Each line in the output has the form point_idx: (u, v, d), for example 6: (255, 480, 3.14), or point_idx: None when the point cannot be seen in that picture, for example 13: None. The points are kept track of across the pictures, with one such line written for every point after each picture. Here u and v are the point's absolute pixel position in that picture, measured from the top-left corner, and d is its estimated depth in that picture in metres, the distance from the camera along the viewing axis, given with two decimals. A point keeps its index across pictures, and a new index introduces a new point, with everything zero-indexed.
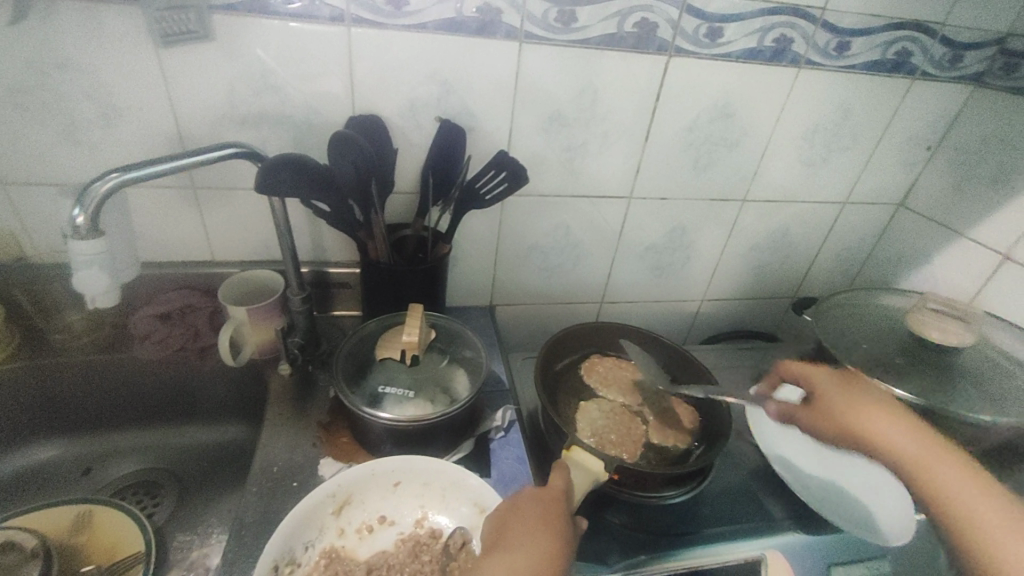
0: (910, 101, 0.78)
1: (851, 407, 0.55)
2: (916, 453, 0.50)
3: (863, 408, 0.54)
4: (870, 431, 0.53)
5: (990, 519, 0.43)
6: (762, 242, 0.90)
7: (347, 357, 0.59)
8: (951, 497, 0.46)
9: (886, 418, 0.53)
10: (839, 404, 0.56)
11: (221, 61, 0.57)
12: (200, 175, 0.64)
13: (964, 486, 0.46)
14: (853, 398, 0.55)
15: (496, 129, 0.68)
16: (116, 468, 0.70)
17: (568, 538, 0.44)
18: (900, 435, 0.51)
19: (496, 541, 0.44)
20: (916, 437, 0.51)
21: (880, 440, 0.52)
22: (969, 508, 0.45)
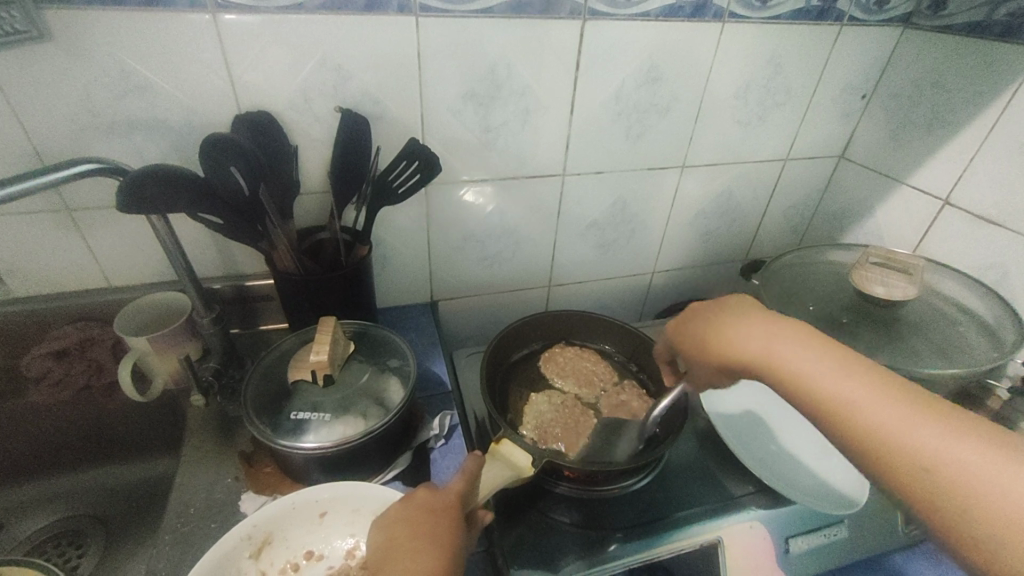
0: (840, 50, 0.75)
1: (738, 330, 0.43)
2: (853, 389, 0.37)
3: (750, 328, 0.43)
4: (765, 353, 0.41)
5: (965, 460, 0.32)
6: (707, 208, 0.87)
7: (258, 384, 0.54)
8: (915, 442, 0.34)
9: (796, 338, 0.41)
10: (724, 332, 0.44)
11: (68, 64, 0.50)
12: (70, 193, 0.57)
13: (931, 426, 0.34)
14: (741, 320, 0.44)
15: (405, 114, 0.63)
16: (30, 522, 0.63)
17: (465, 544, 0.41)
18: (829, 367, 0.39)
19: (382, 562, 0.39)
20: (844, 362, 0.39)
21: (799, 371, 0.39)
22: (936, 450, 0.33)
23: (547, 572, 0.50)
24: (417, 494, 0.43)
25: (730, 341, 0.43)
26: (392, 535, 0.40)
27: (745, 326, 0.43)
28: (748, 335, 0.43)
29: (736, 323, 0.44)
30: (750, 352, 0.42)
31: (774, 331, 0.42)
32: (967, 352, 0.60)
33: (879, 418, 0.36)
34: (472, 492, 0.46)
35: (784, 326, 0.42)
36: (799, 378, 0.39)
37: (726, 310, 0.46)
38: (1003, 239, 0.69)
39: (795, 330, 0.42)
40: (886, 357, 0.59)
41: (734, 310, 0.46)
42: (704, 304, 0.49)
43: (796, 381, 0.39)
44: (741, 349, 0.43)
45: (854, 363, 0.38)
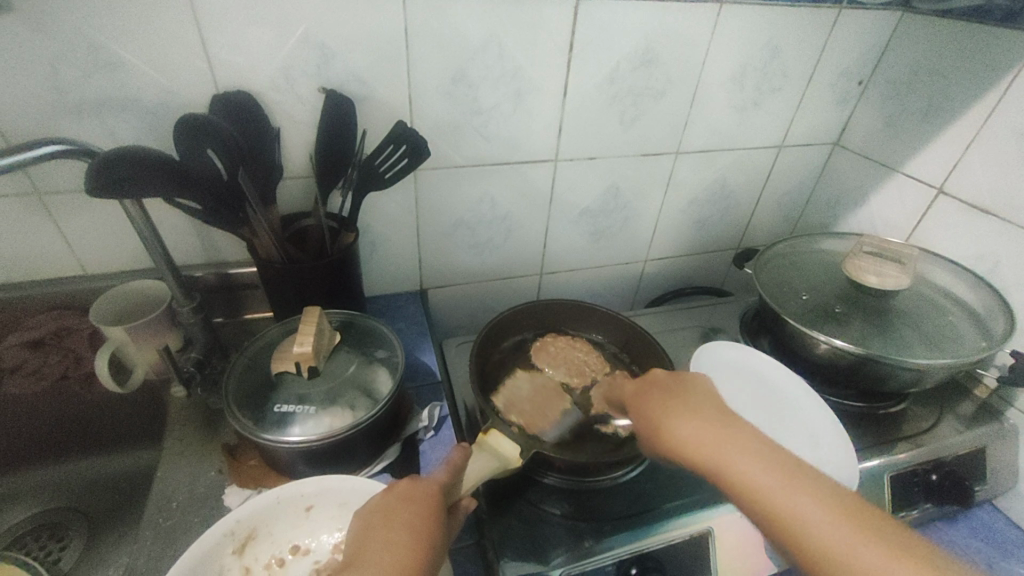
0: (838, 34, 0.73)
1: (689, 426, 0.43)
2: (818, 520, 0.36)
3: (702, 426, 0.43)
4: (712, 456, 0.41)
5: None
6: (702, 195, 0.86)
7: (240, 375, 0.52)
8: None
9: (744, 447, 0.40)
10: (677, 424, 0.44)
11: (33, 37, 0.48)
12: (38, 176, 0.54)
13: (880, 552, 0.34)
14: (693, 417, 0.44)
15: (393, 96, 0.61)
16: (10, 516, 0.62)
17: (444, 536, 0.40)
18: (780, 485, 0.38)
19: (358, 553, 0.37)
20: (791, 474, 0.39)
21: (752, 487, 0.39)
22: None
23: (536, 565, 0.49)
24: (399, 484, 0.41)
25: (683, 442, 0.43)
26: (368, 525, 0.39)
27: (691, 423, 0.43)
28: (700, 436, 0.42)
29: (681, 419, 0.44)
30: (701, 456, 0.42)
31: (728, 438, 0.41)
32: (958, 343, 0.60)
33: (824, 538, 0.36)
34: (454, 483, 0.44)
35: (732, 426, 0.42)
36: (747, 489, 0.39)
37: (682, 398, 0.46)
38: (996, 228, 0.69)
39: (745, 438, 0.41)
40: (879, 348, 0.59)
41: (685, 404, 0.45)
42: (664, 384, 0.49)
43: (744, 489, 0.39)
44: (692, 453, 0.42)
45: (799, 477, 0.38)
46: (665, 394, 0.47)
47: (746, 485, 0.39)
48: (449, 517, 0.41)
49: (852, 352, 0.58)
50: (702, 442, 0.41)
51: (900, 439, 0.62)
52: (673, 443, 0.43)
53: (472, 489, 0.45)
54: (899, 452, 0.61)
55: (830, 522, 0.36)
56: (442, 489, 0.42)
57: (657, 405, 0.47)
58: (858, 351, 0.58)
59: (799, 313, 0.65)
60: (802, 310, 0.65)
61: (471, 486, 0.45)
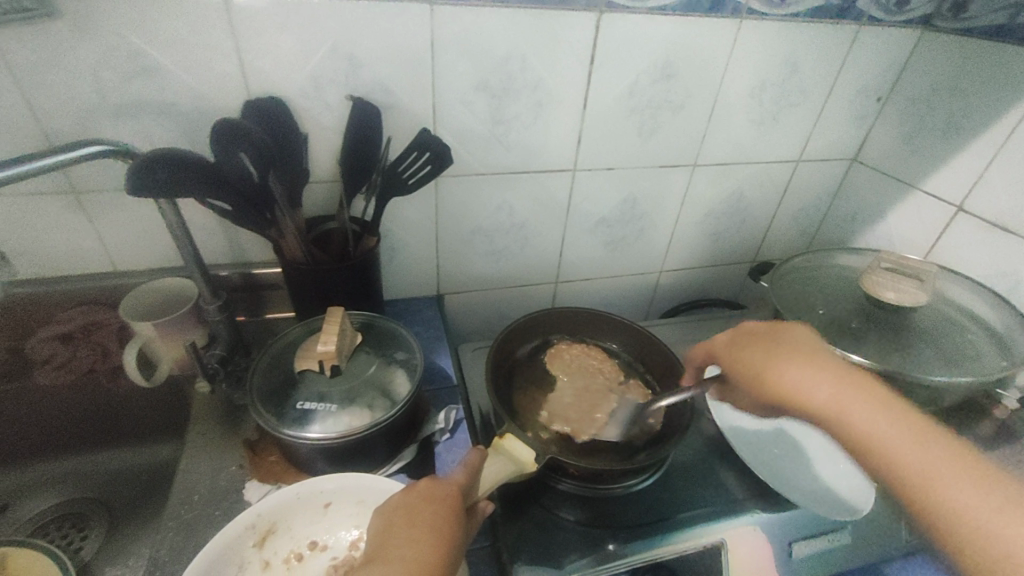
0: (857, 51, 0.74)
1: (792, 370, 0.48)
2: (926, 461, 0.40)
3: (804, 371, 0.48)
4: (806, 394, 0.47)
5: (980, 513, 0.37)
6: (718, 208, 0.87)
7: (263, 372, 0.53)
8: (982, 520, 0.37)
9: (862, 394, 0.45)
10: (778, 368, 0.49)
11: (79, 44, 0.50)
12: (78, 176, 0.56)
13: (958, 476, 0.39)
14: (801, 365, 0.48)
15: (418, 105, 0.62)
16: (33, 504, 0.64)
17: (463, 536, 0.40)
18: (895, 429, 0.42)
19: (379, 550, 0.38)
20: (892, 416, 0.43)
21: (864, 431, 0.43)
22: (956, 498, 0.38)
23: (550, 569, 0.50)
24: (419, 483, 0.42)
25: (792, 386, 0.47)
26: (389, 523, 0.39)
27: (799, 371, 0.48)
28: (811, 383, 0.47)
29: (789, 367, 0.48)
30: (812, 400, 0.46)
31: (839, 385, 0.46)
32: (977, 361, 0.60)
33: (905, 456, 0.41)
34: (472, 484, 0.45)
35: (830, 370, 0.47)
36: (845, 423, 0.44)
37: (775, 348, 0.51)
38: (1017, 247, 0.69)
39: (857, 387, 0.45)
40: (896, 364, 0.59)
41: (792, 353, 0.49)
42: (758, 334, 0.54)
43: (839, 420, 0.45)
44: (802, 396, 0.47)
45: (896, 413, 0.43)
46: (766, 346, 0.51)
47: (837, 415, 0.45)
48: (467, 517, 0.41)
49: (869, 367, 0.58)
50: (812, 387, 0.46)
51: None
52: (782, 386, 0.48)
53: (489, 491, 0.46)
54: None
55: (943, 463, 0.40)
56: (461, 489, 0.43)
57: (759, 354, 0.51)
58: (875, 367, 0.58)
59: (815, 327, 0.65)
60: (818, 324, 0.65)
61: (487, 489, 0.45)
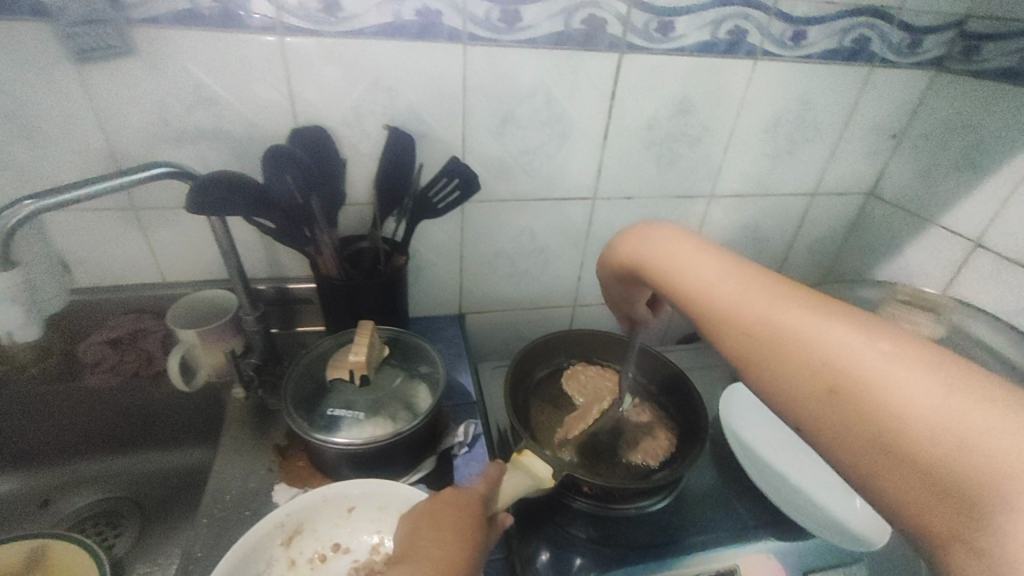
0: (871, 89, 0.76)
1: (674, 254, 0.46)
2: (790, 319, 0.36)
3: (665, 255, 0.46)
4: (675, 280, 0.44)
5: (906, 379, 0.29)
6: (733, 237, 0.89)
7: (296, 380, 0.57)
8: (807, 346, 0.34)
9: (704, 259, 0.44)
10: (648, 253, 0.48)
11: (150, 77, 0.56)
12: (139, 194, 0.62)
13: (869, 339, 0.32)
14: (672, 246, 0.47)
15: (448, 135, 0.67)
16: (74, 499, 0.68)
17: (485, 543, 0.42)
18: (728, 286, 0.40)
19: (405, 551, 0.40)
20: (738, 277, 0.41)
21: (753, 314, 0.37)
22: (857, 360, 0.31)
23: None
24: (443, 492, 0.44)
25: (663, 265, 0.46)
26: (416, 526, 0.41)
27: (670, 249, 0.46)
28: (677, 257, 0.45)
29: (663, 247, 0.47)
30: (666, 274, 0.45)
31: (712, 258, 0.43)
32: None
33: (802, 335, 0.34)
34: (493, 495, 0.47)
35: (690, 247, 0.45)
36: (696, 297, 0.42)
37: (655, 234, 0.49)
38: None
39: (707, 253, 0.44)
40: None
41: (666, 237, 0.48)
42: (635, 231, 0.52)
43: (696, 300, 0.42)
44: (661, 273, 0.46)
45: (767, 284, 0.39)
46: (644, 232, 0.50)
47: (690, 291, 0.42)
48: (488, 527, 0.43)
49: None
50: (674, 260, 0.45)
51: None
52: (651, 268, 0.47)
53: (507, 504, 0.48)
54: None
55: (818, 321, 0.34)
56: (482, 499, 0.45)
57: (636, 245, 0.50)
58: None
59: None
60: None
61: (506, 501, 0.47)
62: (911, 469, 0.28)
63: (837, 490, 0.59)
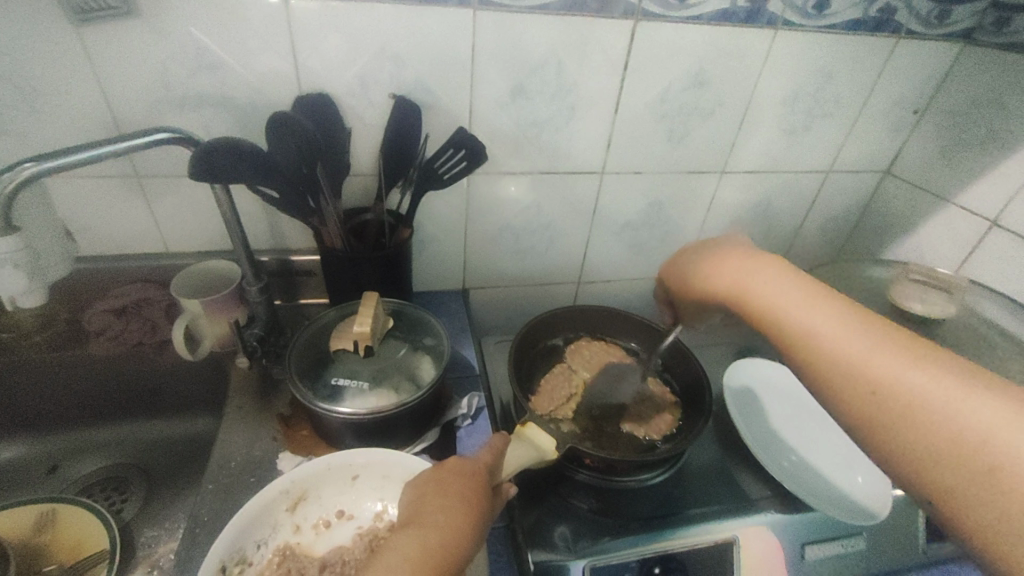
0: (894, 63, 0.74)
1: (770, 285, 0.46)
2: (912, 378, 0.38)
3: (739, 268, 0.49)
4: (749, 292, 0.47)
5: (977, 418, 0.34)
6: (744, 215, 0.87)
7: (300, 351, 0.57)
8: (932, 411, 0.36)
9: (810, 297, 0.44)
10: (718, 268, 0.51)
11: (150, 39, 0.54)
12: (141, 160, 0.61)
13: (941, 380, 0.37)
14: (767, 275, 0.47)
15: (455, 104, 0.65)
16: (83, 465, 0.69)
17: (489, 511, 0.42)
18: (843, 334, 0.41)
19: (411, 518, 0.40)
20: (850, 323, 0.42)
21: (873, 368, 0.39)
22: (931, 396, 0.36)
23: (561, 552, 0.51)
24: (448, 460, 0.44)
25: (760, 295, 0.46)
26: (421, 493, 0.41)
27: (763, 278, 0.47)
28: (772, 289, 0.46)
29: (751, 274, 0.48)
30: (763, 306, 0.46)
31: (812, 297, 0.44)
32: None
33: (878, 367, 0.39)
34: (498, 465, 0.47)
35: (791, 278, 0.46)
36: (772, 313, 0.45)
37: (726, 250, 0.53)
38: None
39: (813, 291, 0.45)
40: None
41: (761, 266, 0.48)
42: (703, 249, 0.55)
43: (770, 314, 0.45)
44: (754, 302, 0.47)
45: (887, 338, 0.40)
46: (738, 255, 0.51)
47: (804, 334, 0.43)
48: (493, 495, 0.43)
49: None
50: (774, 294, 0.46)
51: None
52: (740, 294, 0.48)
53: (512, 474, 0.48)
54: None
55: (944, 386, 0.36)
56: (486, 468, 0.45)
57: (727, 265, 0.51)
58: None
59: None
60: None
61: (511, 472, 0.47)
62: (980, 491, 0.33)
63: (839, 464, 0.61)
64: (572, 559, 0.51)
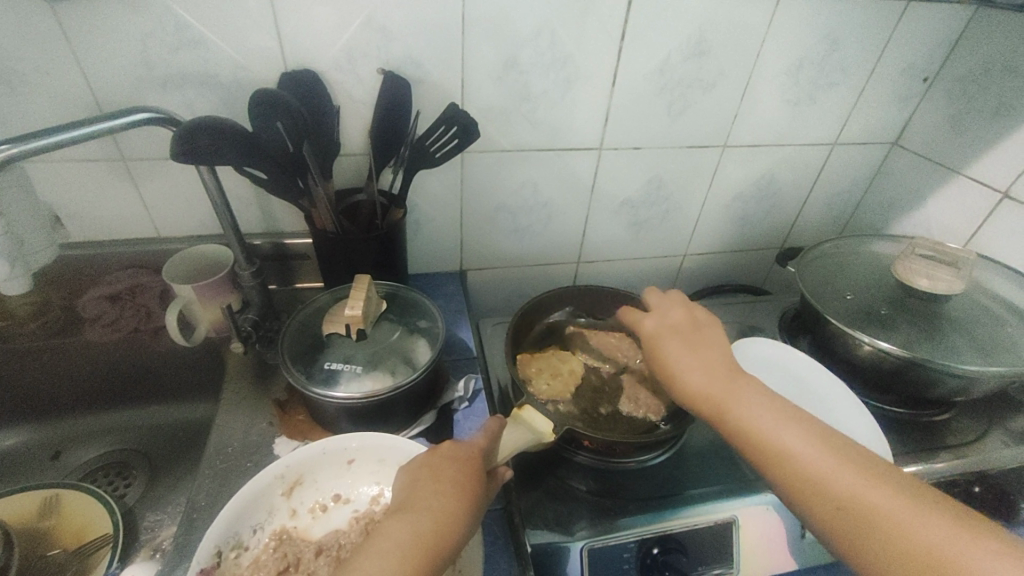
0: (904, 27, 0.71)
1: (741, 399, 0.45)
2: (880, 499, 0.38)
3: (710, 376, 0.47)
4: (715, 401, 0.46)
5: (943, 540, 0.35)
6: (747, 191, 0.85)
7: (294, 335, 0.56)
8: (905, 534, 0.36)
9: (777, 412, 0.44)
10: (690, 380, 0.48)
11: (127, 15, 0.52)
12: (125, 142, 0.59)
13: (904, 501, 0.37)
14: (737, 389, 0.46)
15: (448, 79, 0.63)
16: (84, 452, 0.69)
17: (483, 496, 0.41)
18: (811, 452, 0.41)
19: (403, 502, 0.40)
20: (816, 439, 0.42)
21: (843, 489, 0.39)
22: (897, 520, 0.36)
23: (560, 534, 0.51)
24: (443, 445, 0.43)
25: (732, 410, 0.45)
26: (415, 478, 0.41)
27: (733, 390, 0.46)
28: (743, 404, 0.44)
29: (724, 387, 0.46)
30: (737, 421, 0.44)
31: (780, 413, 0.43)
32: (1013, 352, 0.57)
33: (851, 489, 0.38)
34: (493, 449, 0.46)
35: (757, 391, 0.45)
36: (741, 424, 0.44)
37: (697, 346, 0.50)
38: None
39: (782, 405, 0.44)
40: (925, 351, 0.57)
41: (730, 377, 0.47)
42: (676, 327, 0.53)
43: (737, 426, 0.44)
44: (727, 418, 0.45)
45: (849, 455, 0.40)
46: (705, 356, 0.49)
47: (777, 451, 0.42)
48: (488, 480, 0.43)
49: (896, 354, 0.57)
50: (745, 410, 0.44)
51: (944, 449, 0.61)
52: (711, 403, 0.46)
53: (508, 458, 0.47)
54: (942, 460, 0.60)
55: (906, 506, 0.37)
56: (481, 452, 0.44)
57: (696, 367, 0.49)
58: (904, 354, 0.57)
59: (844, 313, 0.63)
60: (848, 309, 0.64)
61: (507, 454, 0.47)
62: None
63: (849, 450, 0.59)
64: (571, 541, 0.51)
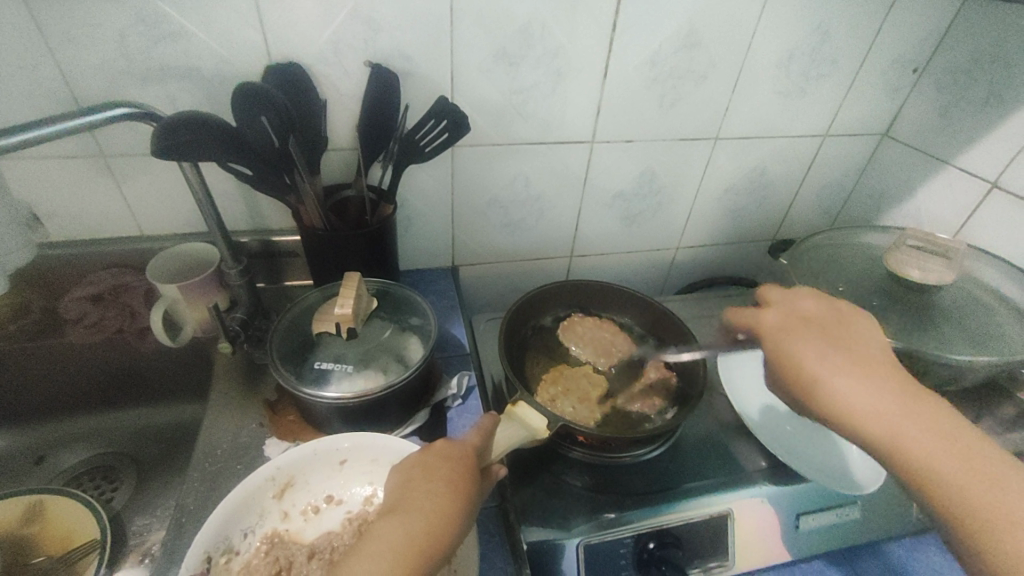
0: (894, 19, 0.71)
1: (886, 405, 0.41)
2: None
3: (860, 381, 0.42)
4: (859, 405, 0.41)
5: None
6: (739, 183, 0.85)
7: (283, 334, 0.55)
8: None
9: (932, 425, 0.39)
10: (828, 376, 0.43)
11: (104, 7, 0.51)
12: (105, 138, 0.57)
13: None
14: (886, 394, 0.41)
15: (437, 72, 0.62)
16: (70, 456, 0.68)
17: (478, 496, 0.41)
18: (964, 468, 0.37)
19: (396, 503, 0.39)
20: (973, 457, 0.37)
21: (999, 511, 0.34)
22: None
23: (555, 531, 0.51)
24: (436, 444, 0.43)
25: (872, 416, 0.41)
26: (408, 479, 0.40)
27: (881, 395, 0.41)
28: (890, 412, 0.40)
29: (869, 392, 0.41)
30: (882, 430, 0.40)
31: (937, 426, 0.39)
32: (1002, 341, 0.57)
33: (1006, 510, 0.34)
34: (487, 447, 0.45)
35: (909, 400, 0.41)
36: (887, 430, 0.40)
37: (838, 340, 0.46)
38: None
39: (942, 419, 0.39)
40: (917, 342, 0.57)
41: (880, 383, 0.42)
42: (819, 323, 0.47)
43: (880, 432, 0.40)
44: (869, 421, 0.41)
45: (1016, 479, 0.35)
46: (852, 355, 0.44)
47: (926, 463, 0.38)
48: (482, 479, 0.42)
49: (890, 345, 0.56)
50: (897, 419, 0.40)
51: None
52: (852, 407, 0.41)
53: (501, 456, 0.47)
54: None
55: None
56: (475, 451, 0.44)
57: (835, 365, 0.44)
58: (897, 345, 0.56)
59: None
60: (840, 300, 0.64)
61: (501, 452, 0.46)
62: None
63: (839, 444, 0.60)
64: (567, 538, 0.50)
